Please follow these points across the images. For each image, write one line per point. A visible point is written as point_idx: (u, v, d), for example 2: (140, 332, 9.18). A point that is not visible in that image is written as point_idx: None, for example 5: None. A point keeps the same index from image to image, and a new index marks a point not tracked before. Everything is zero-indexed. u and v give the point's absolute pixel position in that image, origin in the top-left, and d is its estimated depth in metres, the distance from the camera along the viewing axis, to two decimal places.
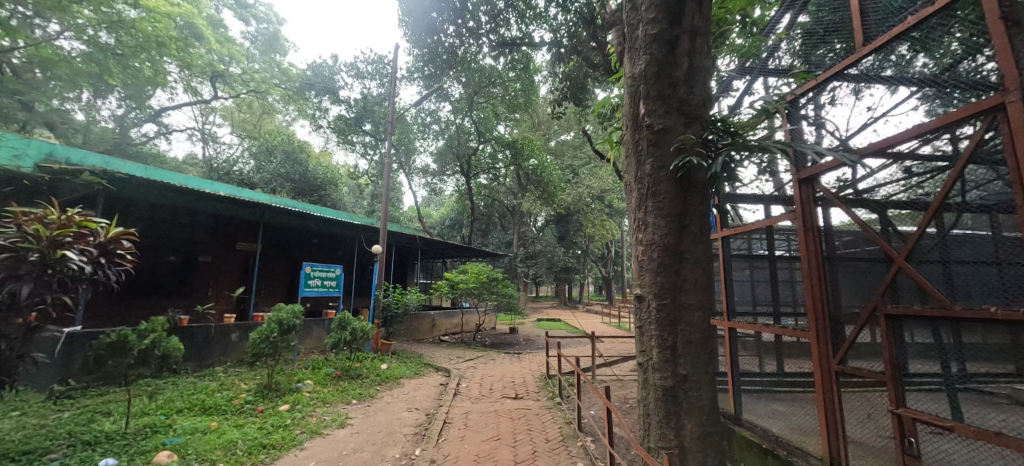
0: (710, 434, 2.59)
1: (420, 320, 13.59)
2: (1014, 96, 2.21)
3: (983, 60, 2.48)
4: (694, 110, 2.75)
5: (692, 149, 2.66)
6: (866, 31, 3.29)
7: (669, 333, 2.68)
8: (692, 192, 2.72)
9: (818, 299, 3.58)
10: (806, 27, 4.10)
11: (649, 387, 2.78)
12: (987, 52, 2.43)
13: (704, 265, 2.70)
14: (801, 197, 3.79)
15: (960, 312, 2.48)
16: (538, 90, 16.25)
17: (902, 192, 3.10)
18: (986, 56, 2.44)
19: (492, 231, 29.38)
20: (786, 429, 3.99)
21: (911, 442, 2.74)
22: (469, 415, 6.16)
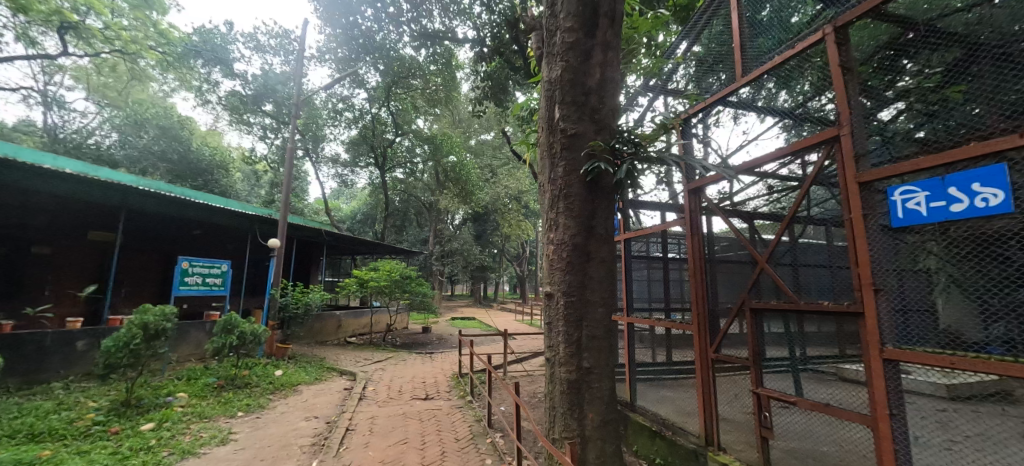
0: (609, 422, 2.79)
1: (324, 321, 12.60)
2: (846, 130, 2.72)
3: (826, 101, 3.04)
4: (604, 119, 2.94)
5: (601, 155, 2.83)
6: (744, 64, 3.79)
7: (575, 329, 2.82)
8: (599, 196, 2.90)
9: (699, 296, 4.00)
10: (699, 55, 4.63)
11: (554, 381, 2.90)
12: (829, 95, 2.98)
13: (608, 264, 2.89)
14: (689, 205, 4.18)
15: (804, 306, 2.98)
16: (459, 87, 16.13)
17: (766, 206, 3.71)
18: (828, 98, 3.01)
19: (407, 227, 28.44)
20: (673, 413, 4.42)
21: (766, 416, 3.16)
22: (375, 420, 5.87)
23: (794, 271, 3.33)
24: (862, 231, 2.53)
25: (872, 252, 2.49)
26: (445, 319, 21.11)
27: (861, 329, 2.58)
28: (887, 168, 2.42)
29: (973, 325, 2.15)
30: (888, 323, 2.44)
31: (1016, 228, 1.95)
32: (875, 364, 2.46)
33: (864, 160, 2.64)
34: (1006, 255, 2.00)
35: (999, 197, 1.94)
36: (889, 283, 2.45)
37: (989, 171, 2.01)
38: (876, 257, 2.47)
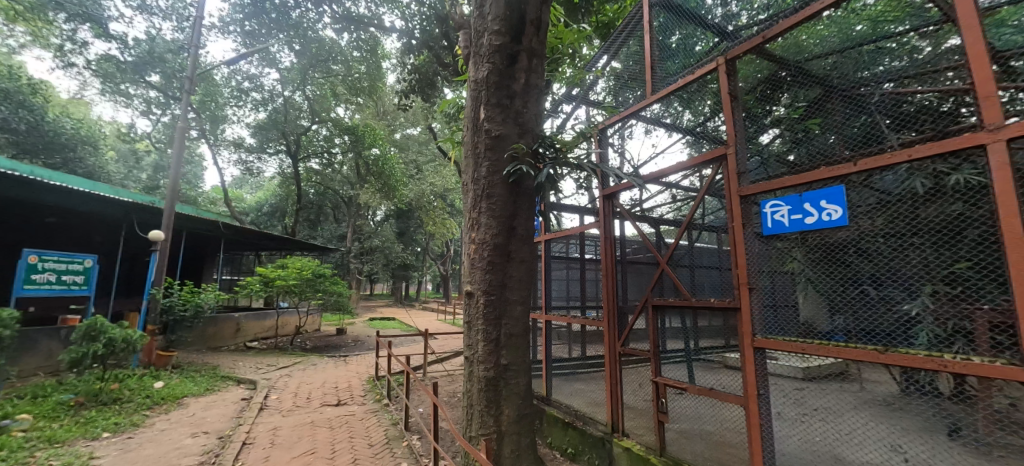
0: (525, 416, 2.89)
1: (218, 324, 11.24)
2: (732, 150, 3.12)
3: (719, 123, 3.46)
4: (527, 123, 3.04)
5: (523, 158, 2.93)
6: (654, 84, 4.15)
7: (494, 327, 2.87)
8: (521, 197, 2.99)
9: (610, 294, 4.25)
10: (616, 71, 4.98)
11: (473, 379, 2.93)
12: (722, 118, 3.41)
13: (528, 264, 3.00)
14: (603, 209, 4.39)
15: (697, 303, 3.32)
16: (384, 77, 15.45)
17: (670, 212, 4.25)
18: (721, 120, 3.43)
19: (322, 222, 26.50)
20: (584, 404, 4.68)
21: (663, 402, 3.39)
22: (278, 431, 5.39)
23: (691, 271, 3.92)
24: (742, 237, 2.93)
25: (750, 256, 2.91)
26: (362, 320, 20.06)
27: (739, 322, 2.95)
28: (763, 184, 2.82)
29: (823, 317, 2.63)
30: (759, 316, 2.85)
31: (853, 238, 2.43)
32: (748, 352, 2.84)
33: (744, 177, 3.06)
34: (846, 260, 2.47)
35: (838, 212, 2.44)
36: (759, 282, 2.88)
37: (833, 191, 2.49)
38: (753, 260, 2.89)
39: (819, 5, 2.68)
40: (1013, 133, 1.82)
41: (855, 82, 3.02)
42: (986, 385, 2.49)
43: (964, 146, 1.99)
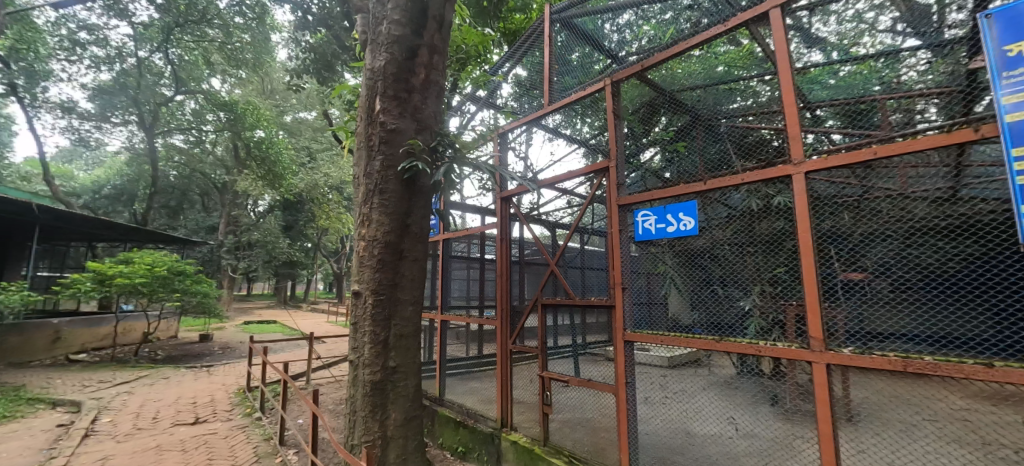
0: (413, 419, 2.82)
1: (25, 332, 8.88)
2: (612, 163, 3.44)
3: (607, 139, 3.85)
4: (426, 119, 2.98)
5: (419, 154, 2.86)
6: (552, 95, 4.39)
7: (383, 328, 2.76)
8: (415, 194, 2.92)
9: (504, 294, 4.35)
10: (520, 79, 5.16)
11: (357, 384, 2.77)
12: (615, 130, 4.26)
13: (421, 263, 2.96)
14: (501, 210, 4.50)
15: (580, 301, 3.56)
16: (273, 51, 13.80)
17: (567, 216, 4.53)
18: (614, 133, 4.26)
19: (185, 210, 22.63)
20: (477, 402, 4.72)
21: (548, 395, 3.59)
22: (108, 460, 4.45)
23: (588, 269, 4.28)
24: (618, 242, 3.24)
25: (623, 260, 3.23)
26: (234, 324, 17.57)
27: (614, 319, 3.26)
28: (639, 195, 3.16)
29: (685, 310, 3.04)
30: (630, 312, 3.18)
31: (708, 246, 2.90)
32: (620, 345, 3.15)
33: (622, 188, 3.40)
34: (700, 264, 2.93)
35: (691, 223, 2.87)
36: (631, 282, 3.23)
37: (689, 205, 2.91)
38: (626, 263, 3.22)
39: (684, 44, 3.08)
40: (810, 167, 2.31)
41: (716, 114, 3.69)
42: (792, 366, 3.11)
43: (777, 175, 2.46)
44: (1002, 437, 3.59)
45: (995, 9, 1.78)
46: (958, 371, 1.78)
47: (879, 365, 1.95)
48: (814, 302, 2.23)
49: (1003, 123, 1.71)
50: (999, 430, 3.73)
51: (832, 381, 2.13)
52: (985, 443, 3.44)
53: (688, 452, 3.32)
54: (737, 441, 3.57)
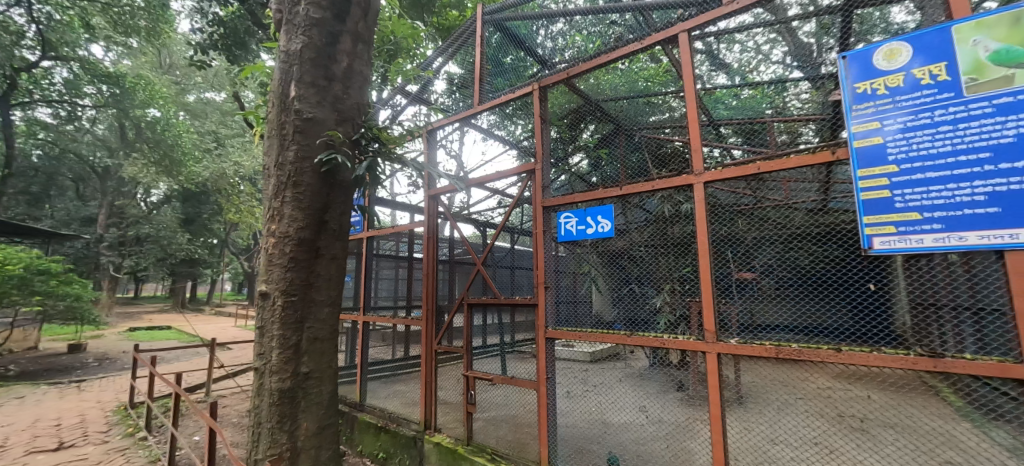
0: (327, 427, 2.66)
1: None
2: (538, 165, 3.50)
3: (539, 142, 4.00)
4: (347, 110, 2.82)
5: (338, 147, 2.71)
6: (482, 94, 4.35)
7: (294, 332, 2.57)
8: (334, 189, 2.76)
9: (430, 293, 4.24)
10: (452, 76, 5.11)
11: (263, 393, 2.54)
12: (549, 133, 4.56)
13: (339, 262, 2.80)
14: (428, 209, 4.39)
15: (505, 300, 3.58)
16: (174, 21, 12.15)
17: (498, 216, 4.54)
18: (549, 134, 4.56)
19: (51, 197, 19.07)
20: (399, 405, 4.58)
21: (472, 393, 3.59)
22: None
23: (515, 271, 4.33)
24: (542, 242, 3.33)
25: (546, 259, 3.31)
26: (115, 332, 15.17)
27: (536, 316, 3.37)
28: (564, 197, 3.24)
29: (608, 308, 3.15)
30: (551, 310, 3.31)
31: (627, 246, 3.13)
32: (542, 342, 3.27)
33: (547, 190, 3.48)
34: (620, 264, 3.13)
35: (606, 226, 3.06)
36: (553, 281, 3.36)
37: (606, 208, 3.09)
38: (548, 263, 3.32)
39: (608, 56, 3.20)
40: (709, 177, 2.56)
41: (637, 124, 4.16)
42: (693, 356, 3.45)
43: (683, 184, 2.67)
44: (853, 409, 4.28)
45: (851, 51, 2.09)
46: (817, 356, 2.09)
47: (758, 353, 2.22)
48: (709, 297, 2.48)
49: (853, 147, 2.04)
50: (850, 404, 4.46)
51: (723, 368, 2.38)
52: (841, 416, 4.08)
53: (603, 441, 3.52)
54: (647, 427, 3.86)
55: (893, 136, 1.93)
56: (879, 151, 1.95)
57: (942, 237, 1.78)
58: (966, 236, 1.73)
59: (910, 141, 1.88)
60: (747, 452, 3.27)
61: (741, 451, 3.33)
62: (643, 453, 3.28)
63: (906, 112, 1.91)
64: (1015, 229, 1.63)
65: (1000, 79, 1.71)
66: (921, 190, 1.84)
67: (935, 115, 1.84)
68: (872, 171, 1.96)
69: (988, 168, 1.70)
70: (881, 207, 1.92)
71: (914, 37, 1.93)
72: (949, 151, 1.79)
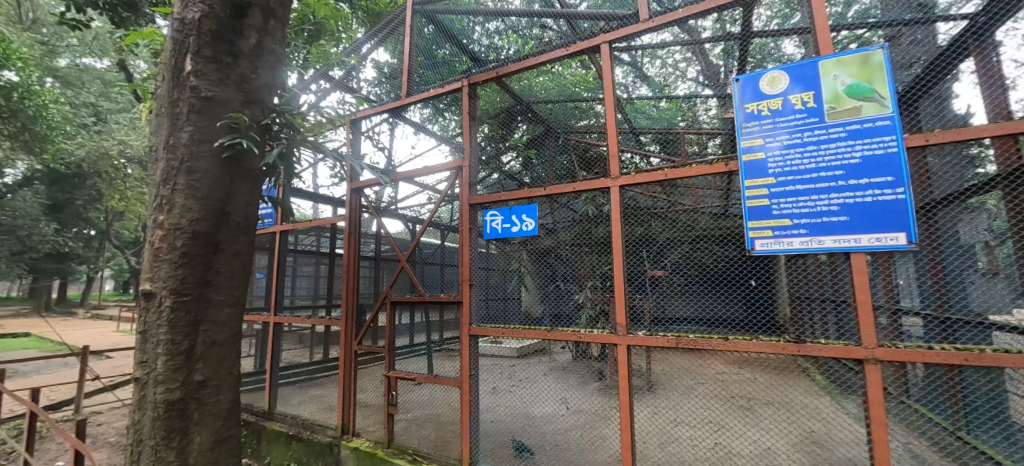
0: (225, 439, 2.41)
1: None
2: (465, 162, 3.47)
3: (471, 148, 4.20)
4: (257, 91, 2.57)
5: (244, 131, 2.47)
6: (409, 86, 4.19)
7: (186, 335, 2.30)
8: (238, 177, 2.52)
9: (350, 291, 4.01)
10: (380, 64, 4.89)
11: (145, 407, 2.24)
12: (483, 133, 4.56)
13: (242, 257, 2.56)
14: (350, 202, 4.15)
15: (429, 297, 3.49)
16: None
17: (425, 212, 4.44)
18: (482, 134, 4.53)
19: None
20: (314, 411, 4.29)
21: (394, 394, 3.47)
22: None
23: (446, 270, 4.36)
24: (468, 239, 3.32)
25: (471, 256, 3.30)
26: None
27: (461, 313, 3.28)
28: (490, 195, 3.24)
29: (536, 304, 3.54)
30: (476, 308, 3.25)
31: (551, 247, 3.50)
32: (465, 339, 3.19)
33: (474, 187, 3.47)
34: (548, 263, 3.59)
35: (531, 224, 3.06)
36: (478, 279, 3.30)
37: (531, 207, 3.09)
38: (474, 259, 3.31)
39: (535, 59, 3.25)
40: (625, 180, 2.70)
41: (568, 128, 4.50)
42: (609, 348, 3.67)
43: (601, 187, 2.80)
44: (742, 390, 4.85)
45: (743, 75, 2.34)
46: (709, 344, 2.29)
47: (662, 343, 2.39)
48: (622, 292, 2.62)
49: (742, 160, 2.30)
50: (741, 386, 5.03)
51: (631, 359, 2.54)
52: (733, 396, 4.60)
53: (525, 433, 3.62)
54: (566, 417, 4.03)
55: (772, 152, 2.21)
56: (762, 164, 2.23)
57: (806, 240, 2.08)
58: (823, 240, 2.04)
59: (785, 157, 2.17)
60: (653, 434, 3.55)
61: (649, 433, 3.61)
62: (561, 443, 3.41)
63: (783, 132, 2.20)
64: (858, 234, 1.97)
65: (851, 109, 2.05)
66: (792, 200, 2.13)
67: (805, 136, 2.14)
68: (756, 182, 2.22)
69: (841, 183, 2.03)
70: (762, 214, 2.20)
71: (791, 67, 2.23)
72: (813, 168, 2.10)
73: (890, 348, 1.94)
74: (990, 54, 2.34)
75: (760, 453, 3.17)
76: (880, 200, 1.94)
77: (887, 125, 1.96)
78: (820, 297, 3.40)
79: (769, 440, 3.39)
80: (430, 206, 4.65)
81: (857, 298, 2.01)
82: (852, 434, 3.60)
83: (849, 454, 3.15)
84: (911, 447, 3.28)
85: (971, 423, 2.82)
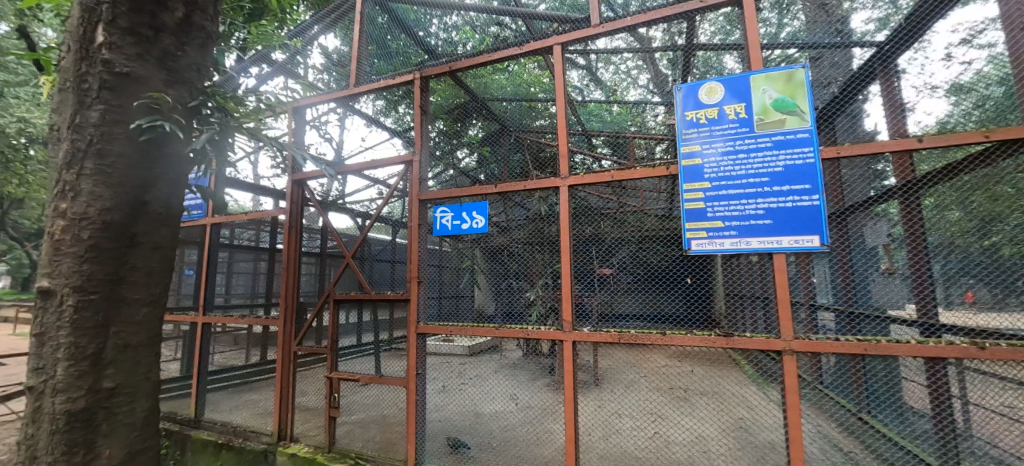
0: (140, 451, 2.20)
1: None
2: (415, 157, 3.39)
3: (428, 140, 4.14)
4: (183, 70, 2.35)
5: (167, 112, 2.24)
6: (358, 76, 3.98)
7: (93, 338, 2.06)
8: (159, 163, 2.30)
9: (290, 289, 3.79)
10: (327, 51, 4.65)
11: (39, 419, 1.98)
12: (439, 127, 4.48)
13: (163, 252, 2.34)
14: (291, 194, 3.92)
15: (375, 295, 3.37)
16: None
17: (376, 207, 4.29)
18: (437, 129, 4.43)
19: None
20: (248, 417, 4.02)
21: (336, 396, 3.34)
22: None
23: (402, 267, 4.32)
24: (416, 235, 3.24)
25: (420, 253, 3.23)
26: None
27: (408, 312, 3.20)
28: (439, 191, 3.17)
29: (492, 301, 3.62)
30: (423, 306, 3.19)
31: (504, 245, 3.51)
32: (412, 338, 3.12)
33: (425, 183, 3.38)
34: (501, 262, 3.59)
35: (481, 222, 3.04)
36: (426, 276, 3.23)
37: (482, 204, 3.07)
38: (422, 256, 3.25)
39: (489, 56, 3.23)
40: (573, 180, 2.76)
41: (522, 127, 4.63)
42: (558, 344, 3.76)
43: (550, 187, 2.84)
44: (681, 382, 5.15)
45: (684, 84, 2.47)
46: (648, 339, 2.41)
47: (605, 338, 2.49)
48: (569, 290, 2.69)
49: (682, 165, 2.42)
50: (679, 377, 5.34)
51: (576, 354, 2.61)
52: (672, 388, 4.87)
53: (473, 431, 3.61)
54: (515, 414, 4.07)
55: (708, 158, 2.35)
56: (699, 169, 2.36)
57: (736, 241, 2.24)
58: (750, 241, 2.21)
59: (719, 163, 2.32)
60: (597, 426, 3.67)
61: (594, 425, 3.73)
62: (509, 439, 3.44)
63: (719, 140, 2.35)
64: (780, 236, 2.15)
65: (777, 121, 2.23)
66: (724, 203, 2.28)
67: (737, 145, 2.30)
68: (693, 185, 2.35)
69: (767, 189, 2.20)
70: (697, 216, 2.33)
71: (726, 79, 2.38)
72: (744, 174, 2.25)
73: (804, 340, 2.13)
74: (893, 80, 2.62)
75: (694, 440, 3.38)
76: (798, 206, 2.13)
77: (806, 137, 2.16)
78: (750, 294, 3.67)
79: (702, 428, 3.63)
80: (380, 201, 4.49)
81: (778, 295, 2.20)
82: (773, 419, 3.95)
83: (770, 438, 3.45)
84: (822, 428, 3.64)
85: (872, 406, 3.17)
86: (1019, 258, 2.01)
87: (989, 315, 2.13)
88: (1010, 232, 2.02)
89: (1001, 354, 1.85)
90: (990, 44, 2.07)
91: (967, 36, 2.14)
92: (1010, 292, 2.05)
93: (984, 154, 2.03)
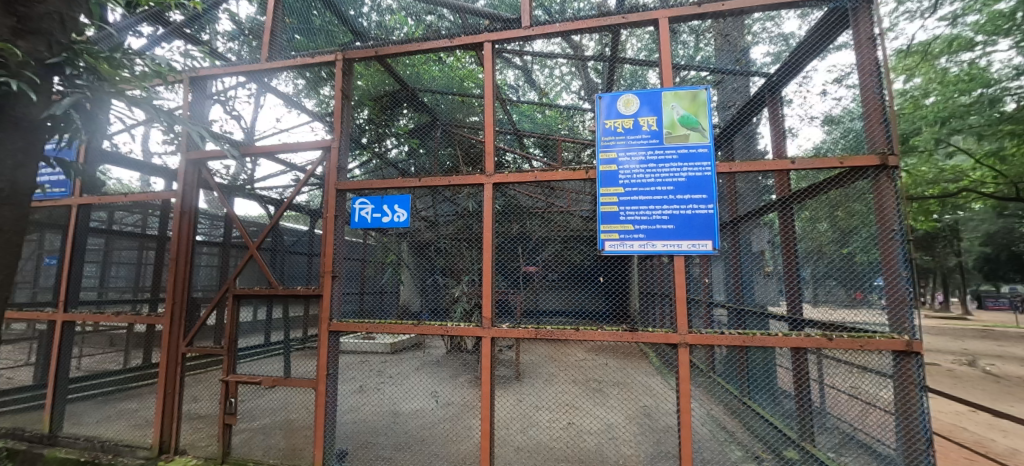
0: None
1: None
2: (335, 143, 3.17)
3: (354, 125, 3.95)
4: (37, 19, 2.04)
5: (18, 69, 1.93)
6: (270, 49, 3.59)
7: None
8: (3, 127, 1.98)
9: (180, 282, 3.36)
10: (237, 16, 4.20)
11: None
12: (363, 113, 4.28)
13: (3, 236, 2.01)
14: (185, 175, 3.47)
15: (280, 291, 3.10)
16: None
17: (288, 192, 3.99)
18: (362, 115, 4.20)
19: None
20: (121, 429, 3.50)
21: (232, 401, 3.03)
22: None
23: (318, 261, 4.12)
24: (332, 226, 3.05)
25: (336, 246, 3.06)
26: None
27: (320, 308, 3.00)
28: (357, 180, 3.01)
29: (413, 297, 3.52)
30: (338, 302, 3.01)
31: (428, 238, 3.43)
32: (323, 336, 2.93)
33: (344, 172, 3.19)
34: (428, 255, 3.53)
35: (402, 216, 2.92)
36: (341, 270, 3.07)
37: (404, 197, 2.95)
38: (339, 249, 3.07)
39: (419, 45, 3.11)
40: (498, 179, 2.78)
41: (453, 121, 4.59)
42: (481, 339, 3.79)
43: (476, 184, 2.83)
44: (596, 374, 5.46)
45: (605, 93, 2.59)
46: (563, 335, 2.50)
47: (521, 335, 2.55)
48: (489, 287, 2.71)
49: (600, 170, 2.55)
50: (596, 370, 5.65)
51: (494, 349, 2.64)
52: (587, 380, 5.12)
53: (388, 432, 3.49)
54: (435, 411, 4.02)
55: (624, 167, 2.51)
56: (614, 175, 2.51)
57: (644, 243, 2.43)
58: (656, 243, 2.41)
59: (634, 171, 2.49)
60: (514, 420, 3.75)
61: (512, 419, 3.80)
62: (425, 438, 3.38)
63: (635, 150, 2.51)
64: (680, 240, 2.38)
65: (682, 136, 2.46)
66: (635, 208, 2.45)
67: (648, 155, 2.48)
68: (608, 190, 2.50)
69: (671, 197, 2.41)
70: (611, 219, 2.47)
71: (641, 93, 2.55)
72: (654, 182, 2.45)
73: (696, 333, 2.37)
74: (780, 107, 3.01)
75: (602, 428, 3.60)
76: (696, 213, 2.38)
77: (705, 152, 2.41)
78: (658, 291, 3.96)
79: (611, 416, 3.89)
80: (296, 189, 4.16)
81: (676, 294, 2.42)
82: (672, 406, 4.35)
83: (668, 422, 3.79)
84: (712, 412, 4.07)
85: (754, 392, 3.61)
86: (867, 264, 2.32)
87: (843, 311, 2.44)
88: (861, 242, 2.34)
89: (844, 344, 2.22)
90: (853, 86, 2.45)
91: (837, 77, 2.51)
92: (859, 294, 2.37)
93: (842, 176, 2.41)
